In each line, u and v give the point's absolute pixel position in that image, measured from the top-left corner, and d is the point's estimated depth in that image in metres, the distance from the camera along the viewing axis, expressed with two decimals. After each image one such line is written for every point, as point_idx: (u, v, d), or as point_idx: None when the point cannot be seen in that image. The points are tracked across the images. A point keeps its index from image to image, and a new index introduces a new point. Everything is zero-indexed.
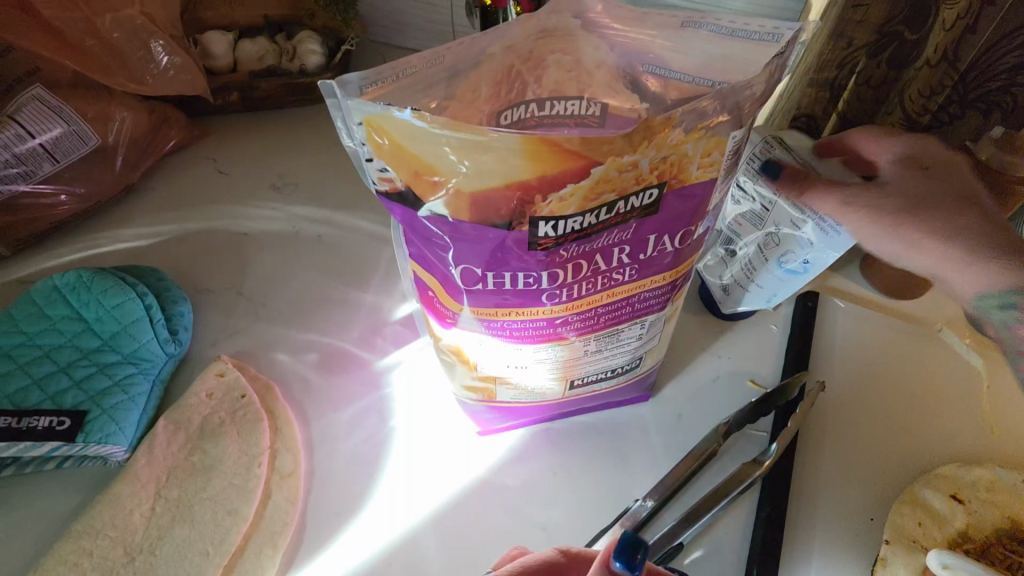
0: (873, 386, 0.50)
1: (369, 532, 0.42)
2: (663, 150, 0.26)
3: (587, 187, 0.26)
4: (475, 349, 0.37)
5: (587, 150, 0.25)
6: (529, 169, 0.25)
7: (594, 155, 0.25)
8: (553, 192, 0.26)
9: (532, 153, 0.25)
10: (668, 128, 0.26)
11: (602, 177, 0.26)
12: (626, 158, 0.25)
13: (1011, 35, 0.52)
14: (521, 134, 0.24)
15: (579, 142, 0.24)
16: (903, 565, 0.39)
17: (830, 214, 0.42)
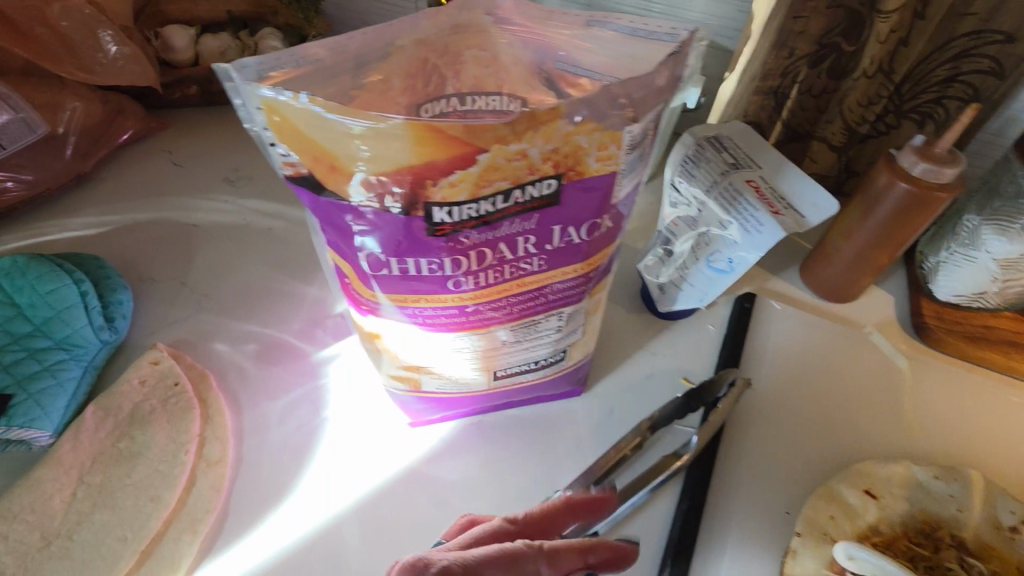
0: (801, 384, 0.51)
1: (293, 520, 0.43)
2: (552, 141, 0.27)
3: (476, 174, 0.27)
4: (394, 337, 0.38)
5: (469, 138, 0.25)
6: (416, 154, 0.26)
7: (478, 143, 0.26)
8: (443, 177, 0.27)
9: (419, 139, 0.25)
10: (554, 119, 0.26)
11: (491, 164, 0.27)
12: (512, 147, 0.26)
13: (941, 49, 0.54)
14: (407, 121, 0.25)
15: (461, 131, 0.25)
16: (811, 557, 0.41)
17: (750, 216, 0.44)
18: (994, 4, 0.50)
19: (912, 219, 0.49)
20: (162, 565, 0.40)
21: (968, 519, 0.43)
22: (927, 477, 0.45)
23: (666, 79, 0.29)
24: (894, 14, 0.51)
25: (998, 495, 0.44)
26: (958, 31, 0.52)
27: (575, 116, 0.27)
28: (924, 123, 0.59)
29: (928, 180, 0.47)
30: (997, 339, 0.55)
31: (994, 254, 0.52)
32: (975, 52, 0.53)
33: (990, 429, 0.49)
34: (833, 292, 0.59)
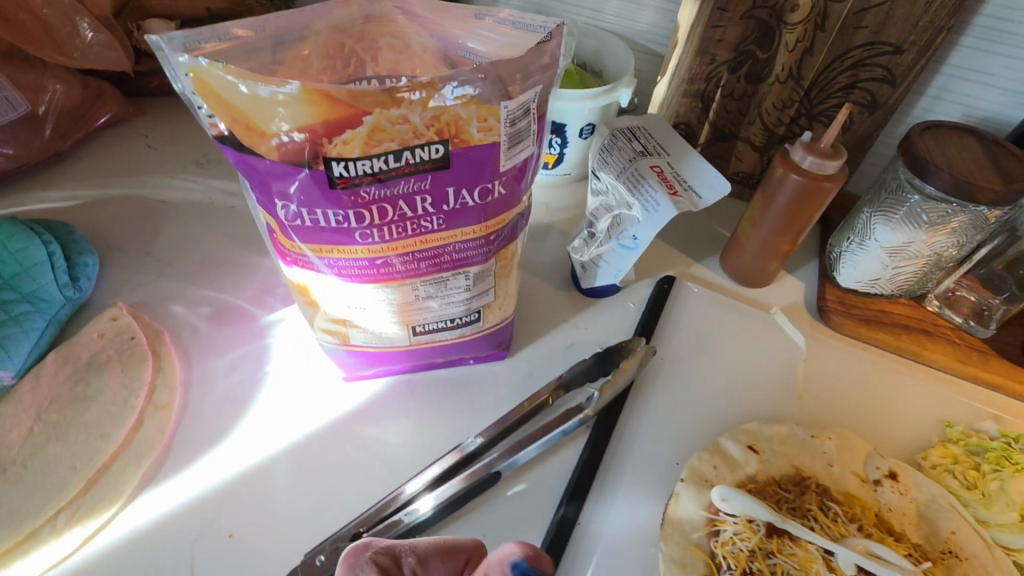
0: (705, 355, 0.56)
1: (229, 459, 0.48)
2: (429, 110, 0.33)
3: (364, 134, 0.32)
4: (317, 288, 0.42)
5: (351, 101, 0.32)
6: (314, 115, 0.31)
7: (362, 106, 0.32)
8: (336, 135, 0.32)
9: (311, 102, 0.31)
10: (431, 91, 0.32)
11: (377, 127, 0.32)
12: (393, 111, 0.32)
13: (841, 57, 0.59)
14: (299, 84, 0.31)
15: (345, 94, 0.31)
16: (691, 499, 0.46)
17: (647, 196, 0.49)
18: (881, 19, 0.56)
19: (806, 206, 0.55)
20: (107, 491, 0.44)
21: (837, 472, 0.48)
22: (805, 436, 0.50)
23: (537, 64, 0.34)
24: (798, 26, 0.57)
25: (868, 452, 0.49)
26: (854, 42, 0.58)
27: (449, 88, 0.33)
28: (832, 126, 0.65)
29: (815, 172, 0.52)
30: (889, 321, 0.60)
31: (882, 241, 0.57)
32: (870, 61, 0.59)
33: (874, 399, 0.54)
34: (748, 277, 0.64)
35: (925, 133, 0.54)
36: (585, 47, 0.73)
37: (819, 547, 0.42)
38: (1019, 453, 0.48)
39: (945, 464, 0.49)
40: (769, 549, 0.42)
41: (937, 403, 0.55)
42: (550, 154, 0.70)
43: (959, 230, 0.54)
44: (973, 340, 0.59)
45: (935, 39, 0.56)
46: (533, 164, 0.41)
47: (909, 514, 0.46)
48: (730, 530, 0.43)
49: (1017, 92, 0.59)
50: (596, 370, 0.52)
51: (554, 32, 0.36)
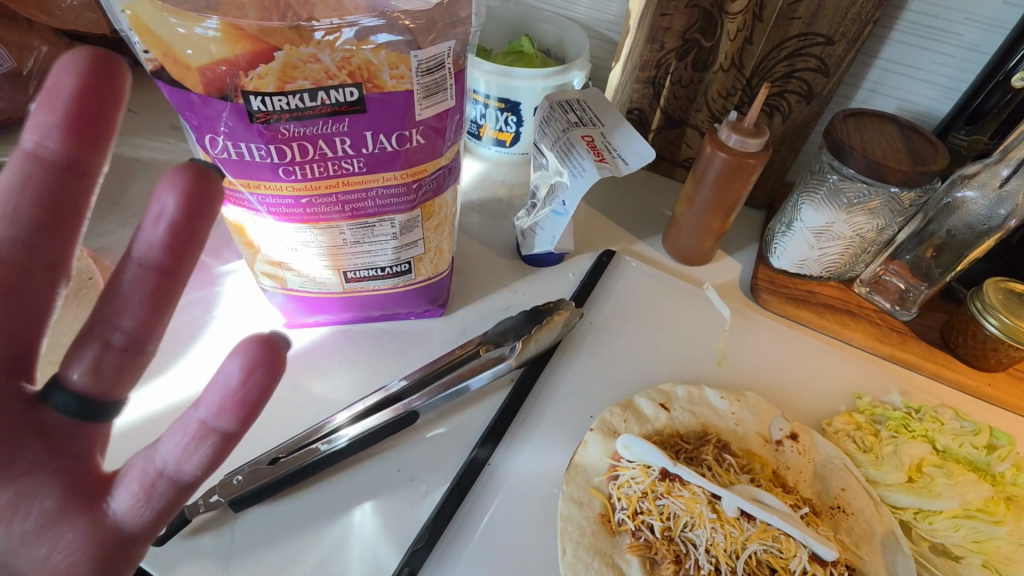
0: (633, 322, 0.59)
1: (169, 391, 0.50)
2: (339, 53, 0.36)
3: (277, 70, 0.36)
4: (252, 227, 0.46)
5: (260, 38, 0.35)
6: (233, 50, 0.35)
7: (272, 43, 0.35)
8: (251, 71, 0.36)
9: (229, 38, 0.35)
10: (337, 36, 0.36)
11: (289, 64, 0.36)
12: (304, 50, 0.36)
13: (778, 47, 0.62)
14: (217, 20, 0.34)
15: (255, 30, 0.35)
16: (598, 446, 0.48)
17: (572, 162, 0.53)
18: (813, 10, 0.59)
19: (733, 183, 0.57)
20: None
21: (742, 431, 0.50)
22: (715, 397, 0.52)
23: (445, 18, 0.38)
24: (738, 15, 0.61)
25: (775, 415, 0.51)
26: (789, 33, 0.61)
27: (352, 31, 0.36)
28: (772, 115, 0.67)
29: (739, 150, 0.55)
30: (816, 301, 0.62)
31: (807, 222, 0.60)
32: (804, 51, 0.62)
33: (791, 370, 0.57)
34: (686, 255, 0.66)
35: (848, 120, 0.58)
36: (547, 33, 0.76)
37: (707, 490, 0.44)
38: (917, 421, 0.50)
39: (847, 430, 0.51)
40: (659, 491, 0.45)
41: (852, 377, 0.57)
42: (507, 132, 0.74)
43: (878, 211, 0.57)
44: (894, 322, 0.62)
45: (864, 31, 0.59)
46: (455, 120, 0.44)
47: (806, 472, 0.48)
48: (628, 474, 0.46)
49: (948, 88, 0.63)
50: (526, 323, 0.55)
51: None
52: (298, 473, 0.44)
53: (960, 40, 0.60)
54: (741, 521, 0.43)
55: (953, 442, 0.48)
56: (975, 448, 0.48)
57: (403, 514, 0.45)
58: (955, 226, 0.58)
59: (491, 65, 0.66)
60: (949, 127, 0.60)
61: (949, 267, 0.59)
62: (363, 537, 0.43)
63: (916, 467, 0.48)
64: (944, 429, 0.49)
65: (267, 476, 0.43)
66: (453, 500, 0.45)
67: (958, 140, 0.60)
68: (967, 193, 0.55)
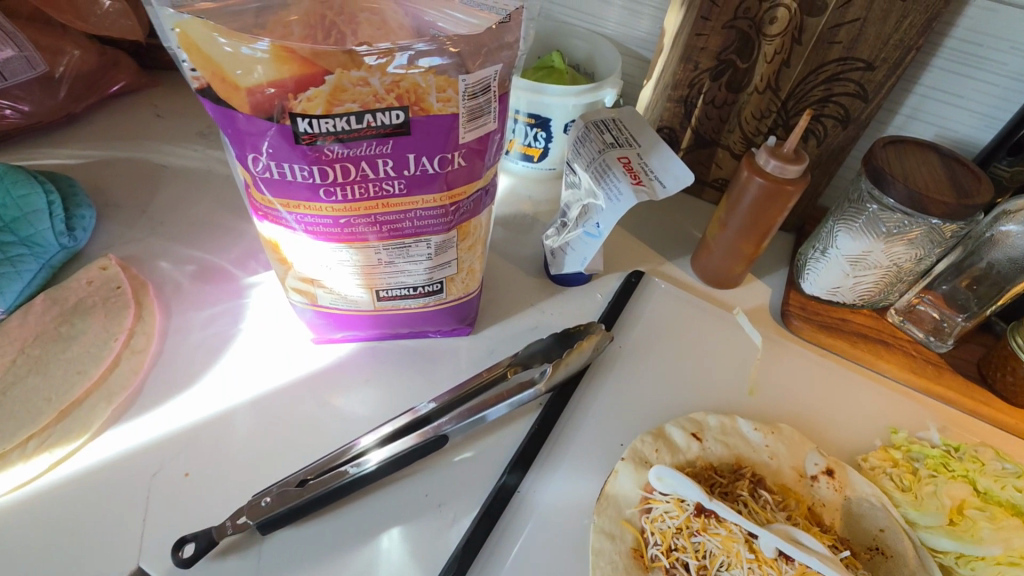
0: (663, 346, 0.58)
1: (195, 407, 0.50)
2: (388, 76, 0.36)
3: (326, 93, 0.35)
4: (286, 244, 0.45)
5: (310, 59, 0.35)
6: (282, 72, 0.35)
7: (322, 65, 0.35)
8: (300, 93, 0.35)
9: (279, 59, 0.35)
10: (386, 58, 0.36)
11: (339, 87, 0.36)
12: (354, 74, 0.35)
13: (817, 71, 0.62)
14: (269, 42, 0.34)
15: (307, 53, 0.35)
16: (629, 477, 0.47)
17: (609, 184, 0.52)
18: (854, 35, 0.58)
19: (769, 207, 0.57)
20: (77, 425, 0.46)
21: (776, 465, 0.49)
22: (748, 429, 0.51)
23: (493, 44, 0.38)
24: (776, 38, 0.61)
25: (809, 449, 0.50)
26: (828, 56, 0.60)
27: (407, 56, 0.36)
28: (807, 138, 0.66)
29: (777, 176, 0.54)
30: (849, 330, 0.61)
31: (843, 250, 0.59)
32: (843, 76, 0.61)
33: (823, 401, 0.56)
34: (715, 278, 0.65)
35: (888, 147, 0.57)
36: (578, 48, 0.76)
37: (743, 529, 0.43)
38: (957, 461, 0.49)
39: (884, 467, 0.50)
40: (694, 528, 0.43)
41: (886, 410, 0.56)
42: (535, 147, 0.73)
43: (917, 241, 0.56)
44: (928, 354, 0.60)
45: (906, 58, 0.58)
46: (495, 141, 0.43)
47: (842, 510, 0.47)
48: (661, 508, 0.45)
49: (989, 117, 0.62)
50: (556, 346, 0.54)
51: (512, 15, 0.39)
52: (326, 496, 0.43)
53: (1003, 68, 0.59)
54: (779, 561, 0.42)
55: (995, 484, 0.47)
56: (1018, 492, 0.46)
57: (433, 542, 0.44)
58: (996, 259, 0.57)
59: (524, 81, 0.66)
60: (991, 157, 0.59)
61: (988, 300, 0.58)
62: (391, 565, 0.43)
63: (958, 509, 0.46)
64: (985, 470, 0.48)
65: (295, 499, 0.42)
66: (482, 529, 0.44)
67: (1000, 172, 0.59)
68: (1009, 227, 0.54)
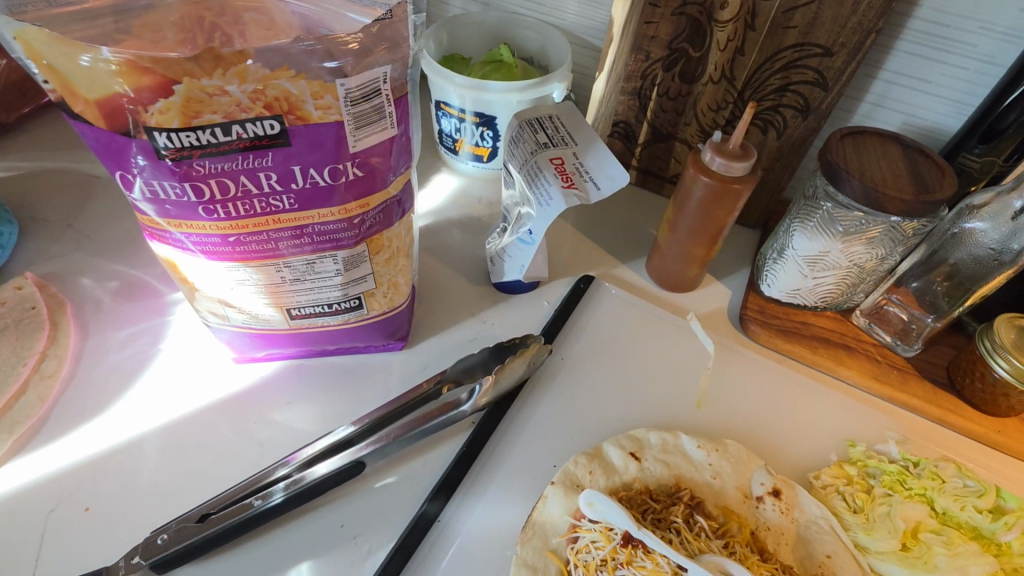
0: (609, 357, 0.55)
1: (103, 434, 0.47)
2: (250, 83, 0.33)
3: (179, 104, 0.32)
4: (181, 264, 0.42)
5: (161, 69, 0.31)
6: (129, 82, 0.31)
7: (171, 75, 0.32)
8: (151, 106, 0.32)
9: (123, 69, 0.31)
10: (242, 61, 0.32)
11: (194, 98, 0.32)
12: (205, 82, 0.32)
13: (772, 58, 0.57)
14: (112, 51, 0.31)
15: (152, 62, 0.31)
16: (558, 502, 0.44)
17: (539, 189, 0.49)
18: (809, 19, 0.54)
19: (719, 207, 0.53)
20: None
21: (719, 485, 0.46)
22: (691, 446, 0.48)
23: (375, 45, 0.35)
24: (728, 24, 0.57)
25: (756, 467, 0.47)
26: (783, 42, 0.56)
27: (272, 60, 0.33)
28: (766, 130, 0.62)
29: (723, 174, 0.51)
30: (809, 334, 0.58)
31: (800, 250, 0.55)
32: (800, 63, 0.57)
33: (777, 413, 0.52)
34: (671, 281, 0.62)
35: (845, 139, 0.53)
36: (528, 40, 0.72)
37: (672, 561, 0.40)
38: (915, 478, 0.45)
39: (836, 485, 0.46)
40: (620, 560, 0.41)
41: (845, 421, 0.52)
42: (483, 147, 0.69)
43: (877, 240, 0.52)
44: (894, 358, 0.57)
45: (865, 42, 0.54)
46: (400, 147, 0.40)
47: (788, 534, 0.44)
48: (587, 537, 0.42)
49: (959, 102, 0.58)
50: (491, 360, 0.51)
51: (400, 12, 0.35)
52: (229, 531, 0.41)
53: (973, 50, 0.54)
54: None
55: (953, 505, 0.44)
56: (978, 513, 0.43)
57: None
58: (963, 258, 0.53)
59: (464, 78, 0.62)
60: (960, 146, 0.55)
61: (959, 299, 0.54)
62: None
63: (911, 533, 0.43)
64: (944, 489, 0.44)
65: (192, 536, 0.40)
66: (395, 563, 0.41)
67: (969, 161, 0.55)
68: (975, 223, 0.50)
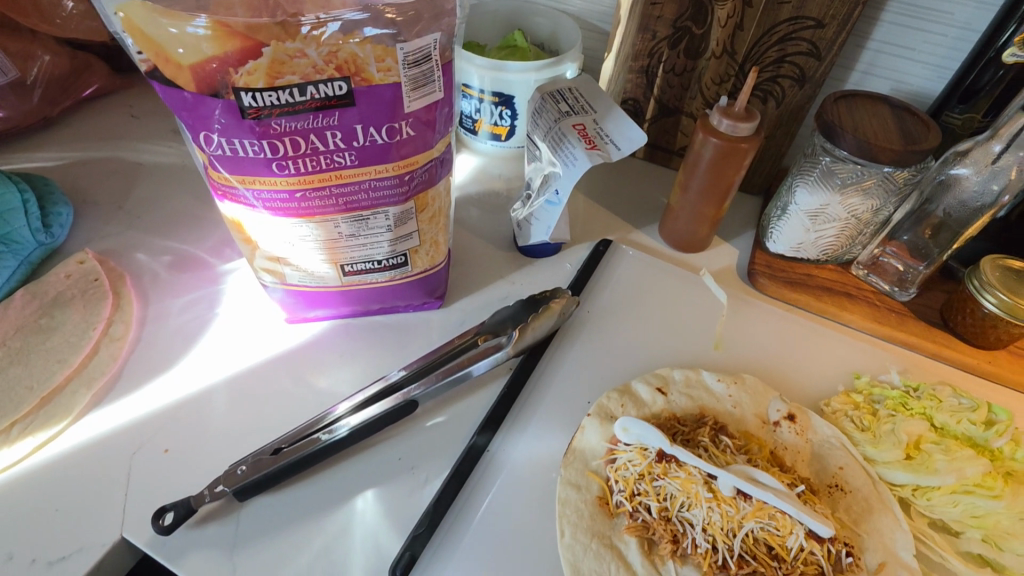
0: (631, 309, 0.60)
1: (174, 387, 0.51)
2: (324, 48, 0.37)
3: (265, 66, 0.37)
4: (248, 222, 0.46)
5: (248, 34, 0.36)
6: (219, 47, 0.36)
7: (260, 39, 0.36)
8: (240, 68, 0.37)
9: (214, 35, 0.36)
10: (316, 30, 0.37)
11: (277, 60, 0.37)
12: (289, 45, 0.37)
13: (769, 31, 0.62)
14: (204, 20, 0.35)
15: (243, 27, 0.36)
16: (595, 431, 0.49)
17: (564, 151, 0.53)
18: None
19: (728, 165, 0.57)
20: (58, 410, 0.48)
21: (739, 412, 0.50)
22: (712, 380, 0.52)
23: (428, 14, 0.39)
24: (728, 2, 0.61)
25: (772, 397, 0.52)
26: (779, 17, 0.61)
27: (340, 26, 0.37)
28: (766, 100, 0.67)
29: (730, 134, 0.55)
30: (813, 284, 0.62)
31: (802, 205, 0.60)
32: (796, 35, 0.62)
33: (787, 353, 0.57)
34: (683, 242, 0.67)
35: (839, 102, 0.58)
36: (540, 26, 0.77)
37: (703, 471, 0.44)
38: (915, 400, 0.50)
39: (845, 409, 0.51)
40: (656, 473, 0.45)
41: (850, 358, 0.57)
42: (502, 126, 0.74)
43: (872, 191, 0.57)
44: (893, 303, 0.62)
45: (854, 12, 0.59)
46: (446, 110, 0.45)
47: (803, 452, 0.49)
48: (624, 457, 0.46)
49: (941, 67, 0.63)
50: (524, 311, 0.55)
51: None
52: (301, 462, 0.45)
53: (951, 19, 0.59)
54: (737, 499, 0.43)
55: (951, 419, 0.48)
56: (973, 424, 0.48)
57: (404, 502, 0.45)
58: (950, 205, 0.58)
59: (484, 59, 0.67)
60: (944, 106, 0.60)
61: (947, 245, 0.59)
62: (365, 523, 0.44)
63: (914, 444, 0.48)
64: (942, 406, 0.49)
65: (268, 466, 0.44)
66: (452, 487, 0.46)
67: (952, 119, 0.60)
68: (961, 171, 0.55)
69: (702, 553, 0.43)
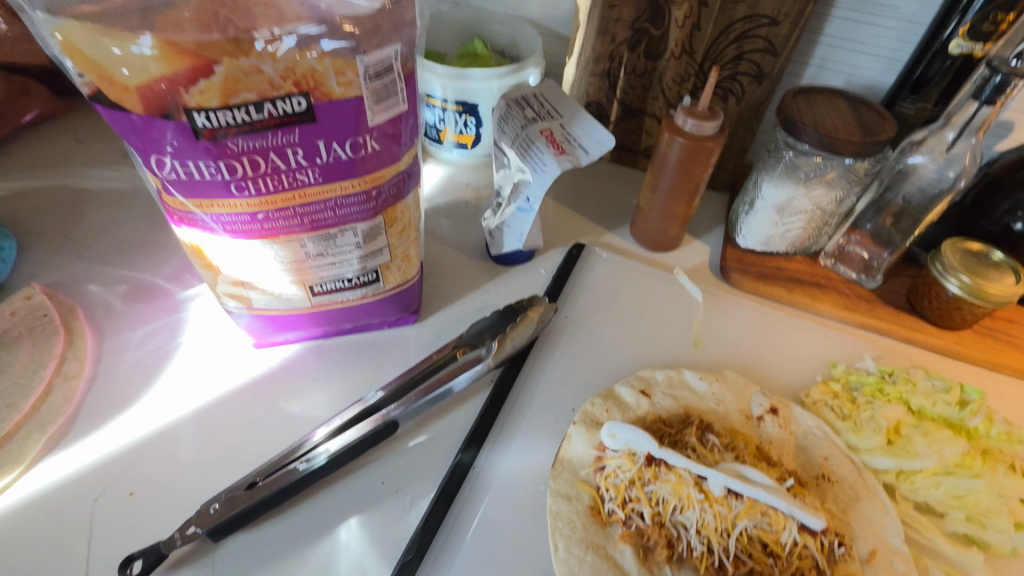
0: (609, 312, 0.59)
1: (137, 424, 0.49)
2: (280, 63, 0.35)
3: (219, 85, 0.35)
4: (208, 246, 0.44)
5: (197, 52, 0.34)
6: (167, 66, 0.34)
7: (209, 56, 0.34)
8: (191, 87, 0.35)
9: (161, 54, 0.34)
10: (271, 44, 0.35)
11: (231, 78, 0.35)
12: (243, 62, 0.35)
13: (726, 30, 0.63)
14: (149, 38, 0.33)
15: (192, 45, 0.34)
16: (582, 439, 0.48)
17: (533, 157, 0.53)
18: None
19: (694, 164, 0.58)
20: (9, 458, 0.45)
21: (723, 410, 0.50)
22: (694, 379, 0.52)
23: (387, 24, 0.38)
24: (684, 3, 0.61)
25: (753, 391, 0.52)
26: (734, 16, 0.62)
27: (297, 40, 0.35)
28: (726, 97, 0.68)
29: (696, 133, 0.56)
30: (785, 276, 0.63)
31: (769, 200, 0.61)
32: (751, 33, 0.63)
33: (765, 346, 0.58)
34: (655, 242, 0.67)
35: (798, 97, 0.59)
36: (499, 33, 0.76)
37: (693, 472, 0.44)
38: (891, 384, 0.51)
39: (825, 399, 0.52)
40: (646, 477, 0.44)
41: (825, 347, 0.58)
42: (467, 134, 0.73)
43: (835, 183, 0.59)
44: (862, 291, 0.63)
45: (806, 10, 0.60)
46: (411, 121, 0.44)
47: (788, 445, 0.49)
48: (613, 463, 0.46)
49: (892, 59, 0.65)
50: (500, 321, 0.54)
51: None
52: (279, 494, 0.43)
53: (899, 13, 0.61)
54: (728, 499, 0.43)
55: (926, 402, 0.50)
56: (948, 405, 0.49)
57: (390, 528, 0.44)
58: (909, 192, 0.60)
59: (444, 69, 0.66)
60: (896, 97, 0.62)
61: (908, 232, 0.61)
62: (350, 553, 0.42)
63: (894, 429, 0.49)
64: (917, 390, 0.51)
65: (244, 502, 0.42)
66: (439, 508, 0.44)
67: (905, 109, 0.62)
68: (917, 159, 0.57)
69: (698, 556, 0.42)
